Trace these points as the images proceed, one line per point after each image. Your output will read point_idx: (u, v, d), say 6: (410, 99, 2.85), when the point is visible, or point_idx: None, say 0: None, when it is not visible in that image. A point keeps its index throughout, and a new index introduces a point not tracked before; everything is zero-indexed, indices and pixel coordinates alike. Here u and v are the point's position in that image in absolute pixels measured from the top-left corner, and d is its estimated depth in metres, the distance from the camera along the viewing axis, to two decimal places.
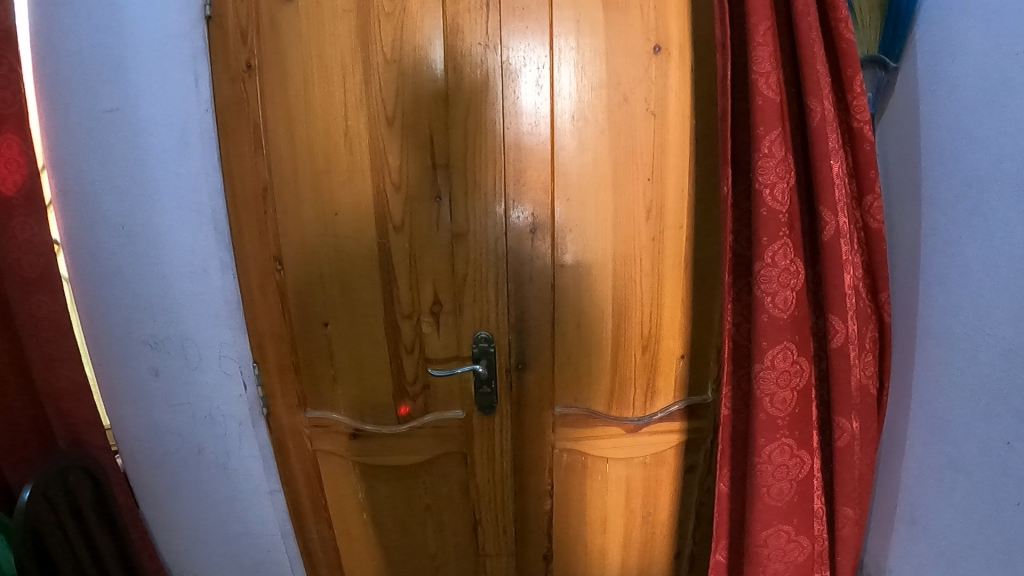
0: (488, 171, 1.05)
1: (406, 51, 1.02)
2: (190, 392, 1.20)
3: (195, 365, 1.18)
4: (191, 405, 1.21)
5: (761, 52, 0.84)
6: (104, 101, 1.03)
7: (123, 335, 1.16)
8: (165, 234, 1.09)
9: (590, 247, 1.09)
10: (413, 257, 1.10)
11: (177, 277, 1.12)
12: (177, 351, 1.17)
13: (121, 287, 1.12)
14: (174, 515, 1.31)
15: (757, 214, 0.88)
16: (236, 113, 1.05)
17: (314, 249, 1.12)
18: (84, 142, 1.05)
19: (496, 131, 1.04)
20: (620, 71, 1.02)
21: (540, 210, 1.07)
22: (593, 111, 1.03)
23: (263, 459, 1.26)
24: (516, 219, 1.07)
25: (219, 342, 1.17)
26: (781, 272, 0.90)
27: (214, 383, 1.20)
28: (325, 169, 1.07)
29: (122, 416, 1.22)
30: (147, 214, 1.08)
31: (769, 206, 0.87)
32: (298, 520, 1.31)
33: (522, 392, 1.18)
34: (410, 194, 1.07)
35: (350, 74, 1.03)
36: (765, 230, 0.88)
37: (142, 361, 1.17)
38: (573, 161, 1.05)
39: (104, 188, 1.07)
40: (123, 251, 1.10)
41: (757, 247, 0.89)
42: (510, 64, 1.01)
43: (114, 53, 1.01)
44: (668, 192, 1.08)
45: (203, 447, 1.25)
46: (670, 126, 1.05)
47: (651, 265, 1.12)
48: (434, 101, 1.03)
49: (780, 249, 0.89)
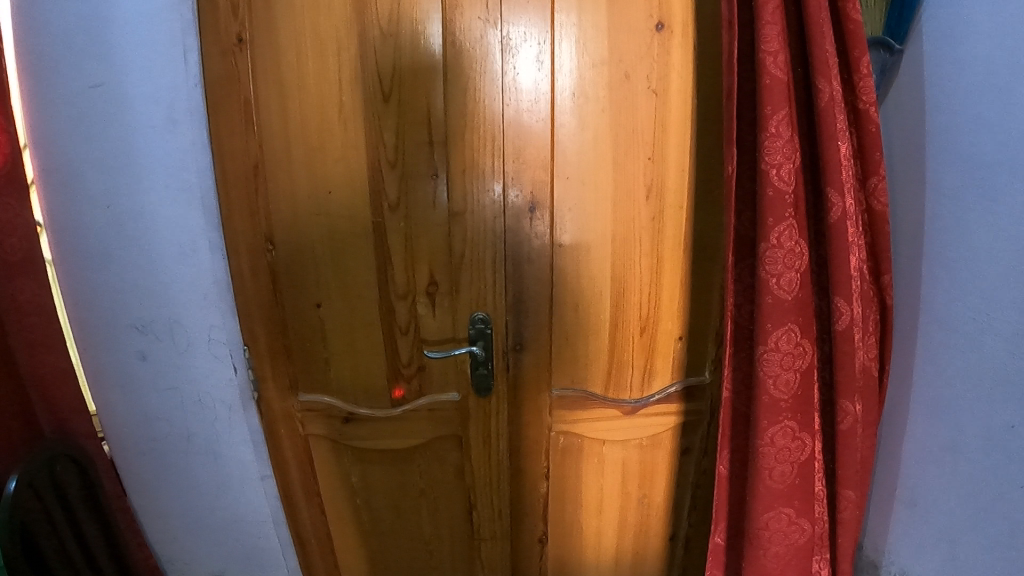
0: (487, 150, 1.03)
1: (403, 26, 0.98)
2: (179, 377, 1.18)
3: (184, 350, 1.16)
4: (180, 390, 1.19)
5: (768, 30, 0.83)
6: (90, 76, 0.99)
7: (110, 318, 1.13)
8: (153, 214, 1.06)
9: (589, 228, 1.08)
10: (409, 238, 1.08)
11: (164, 259, 1.09)
12: (165, 334, 1.14)
13: (107, 269, 1.10)
14: (163, 502, 1.29)
15: (763, 195, 0.87)
16: (226, 91, 1.03)
17: (308, 229, 1.09)
18: (70, 117, 1.01)
19: (494, 109, 1.01)
20: (621, 48, 1.00)
21: (538, 189, 1.05)
22: (594, 88, 1.01)
23: (255, 444, 1.24)
24: (513, 198, 1.05)
25: (208, 325, 1.14)
26: (786, 254, 0.88)
27: (203, 367, 1.17)
28: (318, 147, 1.04)
29: (109, 401, 1.20)
30: (134, 194, 1.05)
31: (776, 187, 0.86)
32: (290, 505, 1.29)
33: (519, 375, 1.17)
34: (407, 172, 1.04)
35: (344, 50, 1.00)
36: (770, 211, 0.87)
37: (129, 344, 1.15)
38: (572, 140, 1.03)
39: (89, 168, 1.04)
40: (108, 232, 1.07)
41: (762, 228, 0.88)
42: (510, 40, 0.98)
43: (100, 27, 0.97)
44: (669, 172, 1.06)
45: (193, 433, 1.22)
46: (671, 104, 1.03)
47: (650, 246, 1.10)
48: (432, 78, 1.00)
49: (785, 230, 0.87)
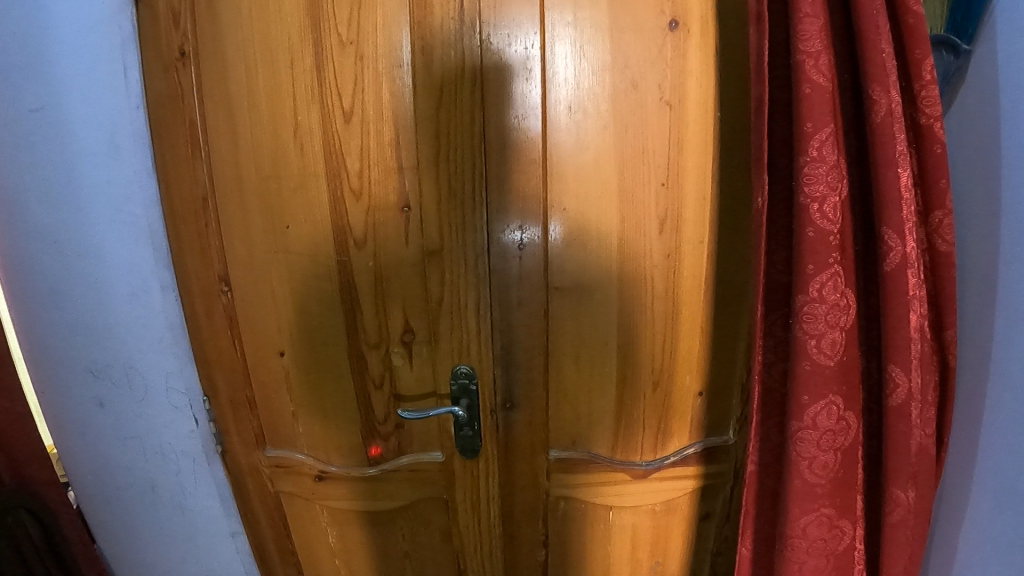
0: (469, 178, 0.86)
1: (367, 32, 0.82)
2: (138, 427, 1.04)
3: (142, 398, 1.02)
4: (140, 440, 1.05)
5: (808, 27, 0.70)
6: (27, 95, 0.85)
7: (63, 362, 1.00)
8: (100, 252, 0.93)
9: (592, 266, 0.91)
10: (380, 281, 0.91)
11: (116, 300, 0.95)
12: (121, 380, 1.01)
13: (56, 310, 0.96)
14: (132, 558, 1.14)
15: (802, 236, 0.74)
16: (171, 111, 0.88)
17: (265, 268, 0.94)
18: (4, 146, 0.88)
19: (476, 130, 0.84)
20: (627, 55, 0.84)
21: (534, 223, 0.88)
22: (595, 101, 0.85)
23: (223, 498, 1.10)
24: (504, 237, 0.88)
25: (166, 371, 1.01)
26: (828, 309, 0.76)
27: (163, 418, 1.04)
28: (273, 173, 0.89)
29: (68, 450, 1.06)
30: (80, 227, 0.91)
31: (818, 225, 0.73)
32: (264, 564, 1.16)
33: (510, 435, 1.01)
34: (373, 204, 0.87)
35: (297, 59, 0.84)
36: (811, 254, 0.74)
37: (85, 390, 1.01)
38: (569, 164, 0.86)
39: (31, 197, 0.90)
40: (55, 269, 0.93)
41: (801, 276, 0.75)
42: (492, 47, 0.82)
43: (36, 39, 0.84)
44: (687, 201, 0.90)
45: (157, 486, 1.08)
46: (688, 121, 0.87)
47: (664, 287, 0.94)
48: (400, 93, 0.84)
49: (828, 280, 0.75)
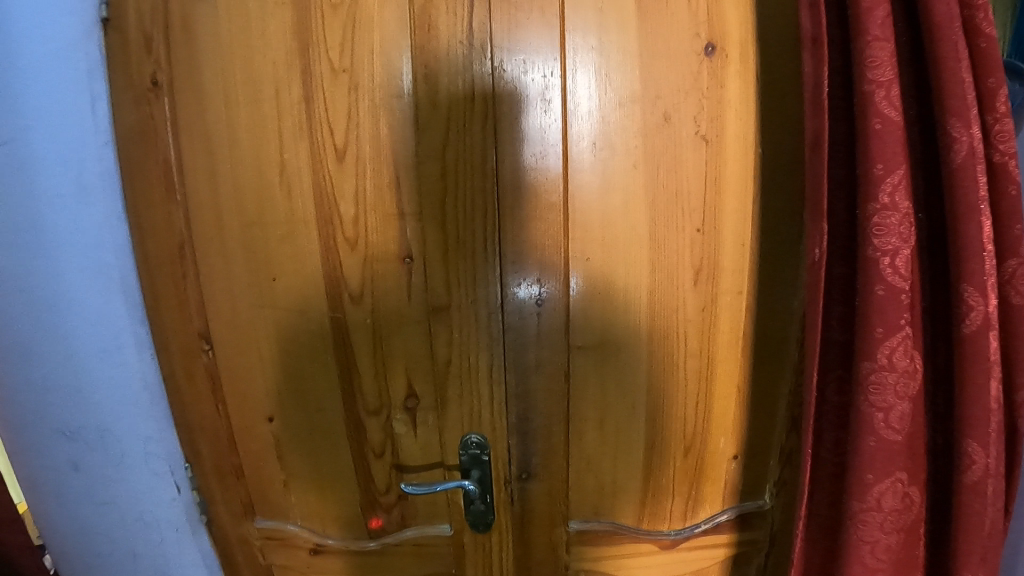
0: (479, 226, 0.76)
1: (361, 59, 0.72)
2: (117, 491, 0.92)
3: (119, 462, 0.91)
4: (118, 506, 0.94)
5: (879, 52, 0.64)
6: None
7: (31, 422, 0.89)
8: (71, 302, 0.83)
9: (619, 320, 0.81)
10: (379, 341, 0.80)
11: (88, 358, 0.86)
12: (96, 442, 0.90)
13: (23, 366, 0.85)
14: None
15: (870, 294, 0.67)
16: (142, 146, 0.78)
17: (251, 322, 0.83)
18: None
19: (488, 170, 0.74)
20: (660, 83, 0.74)
21: (535, 284, 0.78)
22: (622, 136, 0.74)
23: (208, 567, 0.99)
24: (517, 296, 0.78)
25: (143, 434, 0.91)
26: (899, 376, 0.68)
27: (143, 482, 0.93)
28: (257, 218, 0.77)
29: (39, 514, 0.95)
30: (48, 274, 0.81)
31: (889, 283, 0.66)
32: None
33: (526, 508, 0.90)
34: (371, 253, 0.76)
35: (284, 90, 0.73)
36: (880, 316, 0.67)
37: (57, 453, 0.90)
38: (594, 209, 0.76)
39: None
40: (21, 321, 0.83)
41: (868, 339, 0.68)
42: (504, 76, 0.72)
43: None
44: (724, 248, 0.80)
45: (138, 554, 0.97)
46: (727, 157, 0.77)
47: (698, 344, 0.84)
48: (401, 128, 0.73)
49: (899, 344, 0.67)
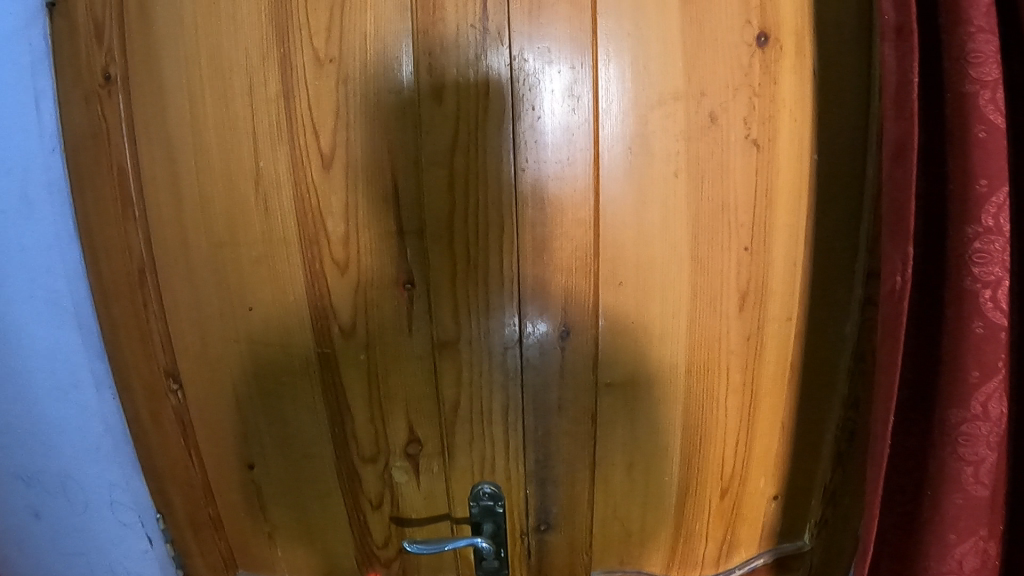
0: (488, 247, 0.61)
1: (352, 46, 0.58)
2: (81, 541, 0.87)
3: (83, 509, 0.86)
4: (86, 556, 0.88)
5: (985, 49, 0.56)
6: None
7: None
8: (26, 337, 0.77)
9: (655, 352, 0.67)
10: (375, 382, 0.66)
11: (43, 397, 0.80)
12: (58, 489, 0.85)
13: None
14: None
15: (967, 331, 0.61)
16: (94, 153, 0.67)
17: (223, 360, 0.71)
18: None
19: (504, 179, 0.59)
20: (706, 78, 0.61)
21: (555, 320, 0.63)
22: (664, 139, 0.61)
23: None
24: (532, 338, 0.64)
25: (108, 481, 0.84)
26: (991, 425, 0.63)
27: (109, 532, 0.86)
28: (230, 239, 0.65)
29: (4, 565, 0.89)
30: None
31: (988, 318, 0.60)
32: None
33: (544, 562, 0.77)
34: (366, 279, 0.62)
35: (258, 84, 0.60)
36: (977, 356, 0.61)
37: (19, 497, 0.85)
38: (628, 226, 0.62)
39: None
40: None
41: (963, 386, 0.62)
42: (522, 68, 0.58)
43: None
44: (774, 271, 0.68)
45: None
46: (779, 165, 0.65)
47: (741, 378, 0.71)
48: (400, 129, 0.59)
49: (995, 390, 0.62)
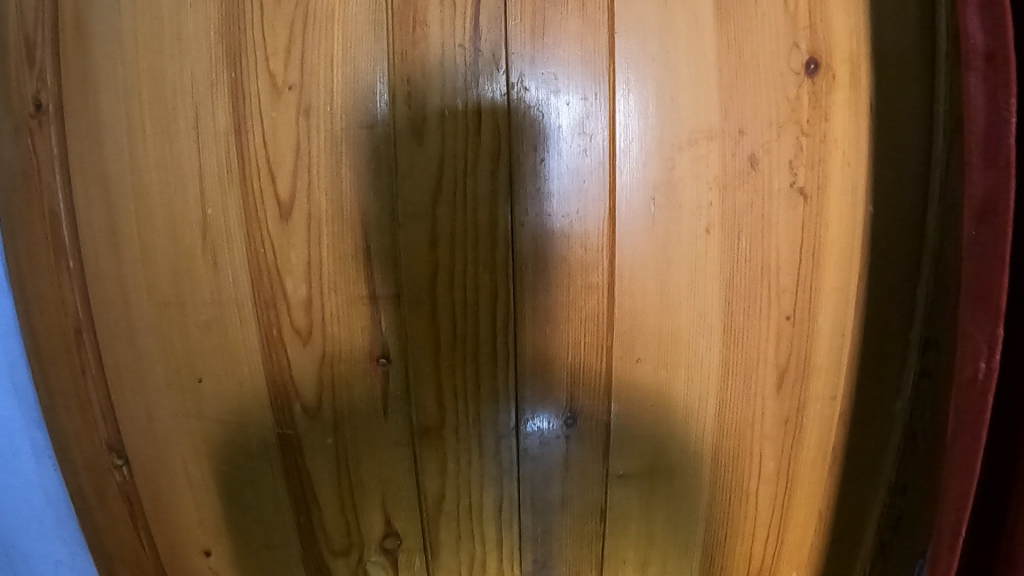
0: (477, 317, 0.50)
1: (315, 71, 0.48)
2: None
3: None
4: None
5: None
6: None
7: None
8: None
9: (678, 438, 0.56)
10: (344, 471, 0.56)
11: None
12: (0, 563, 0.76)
13: None
14: None
15: None
16: (22, 191, 0.56)
17: (172, 437, 0.60)
18: None
19: (498, 235, 0.48)
20: (747, 112, 0.50)
21: (558, 405, 0.52)
22: (694, 187, 0.50)
23: None
24: (531, 427, 0.52)
25: (53, 559, 0.74)
26: None
27: None
28: (174, 298, 0.54)
29: None
30: None
31: None
32: None
33: None
34: (332, 354, 0.51)
35: (204, 115, 0.50)
36: None
37: None
38: (650, 293, 0.51)
39: None
40: None
41: None
42: (525, 99, 0.47)
43: None
44: (819, 342, 0.56)
45: None
46: (829, 218, 0.54)
47: (774, 466, 0.59)
48: (374, 171, 0.48)
49: None
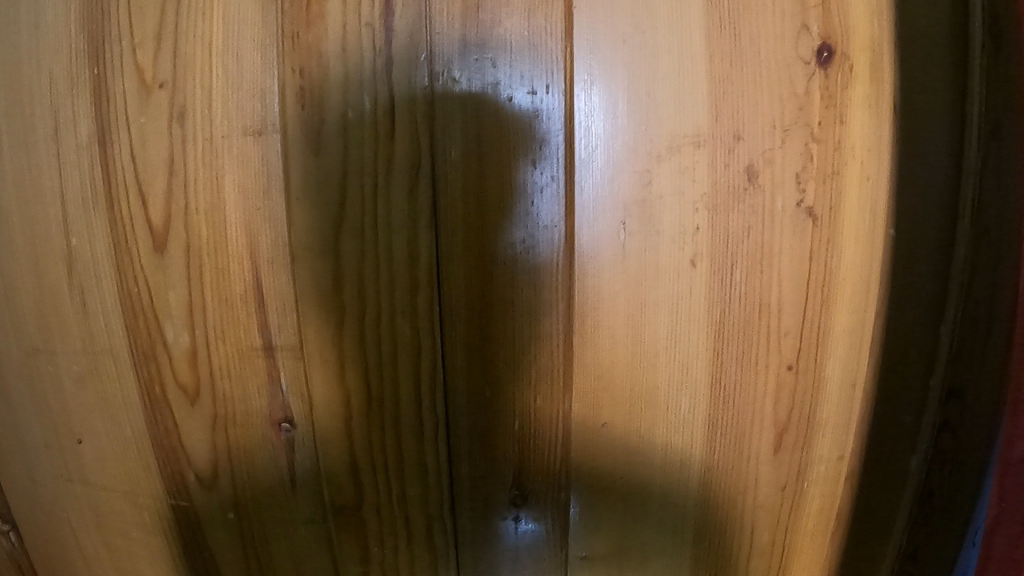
0: (396, 375, 0.42)
1: (191, 67, 0.40)
2: None
3: None
4: None
5: None
6: None
7: None
8: None
9: (656, 515, 0.46)
10: (253, 553, 0.47)
11: None
12: None
13: None
14: None
15: None
16: None
17: (55, 508, 0.49)
18: None
19: (421, 274, 0.40)
20: (743, 111, 0.40)
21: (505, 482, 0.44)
22: (677, 212, 0.40)
23: None
24: (472, 500, 0.44)
25: None
26: None
27: None
28: (45, 346, 0.45)
29: None
30: None
31: None
32: None
33: None
34: (226, 412, 0.43)
35: (65, 128, 0.42)
36: None
37: None
38: (620, 343, 0.42)
39: None
40: None
41: None
42: (446, 100, 0.38)
43: None
44: (827, 394, 0.46)
45: None
46: (843, 246, 0.43)
47: (769, 540, 0.48)
48: (265, 191, 0.40)
49: None
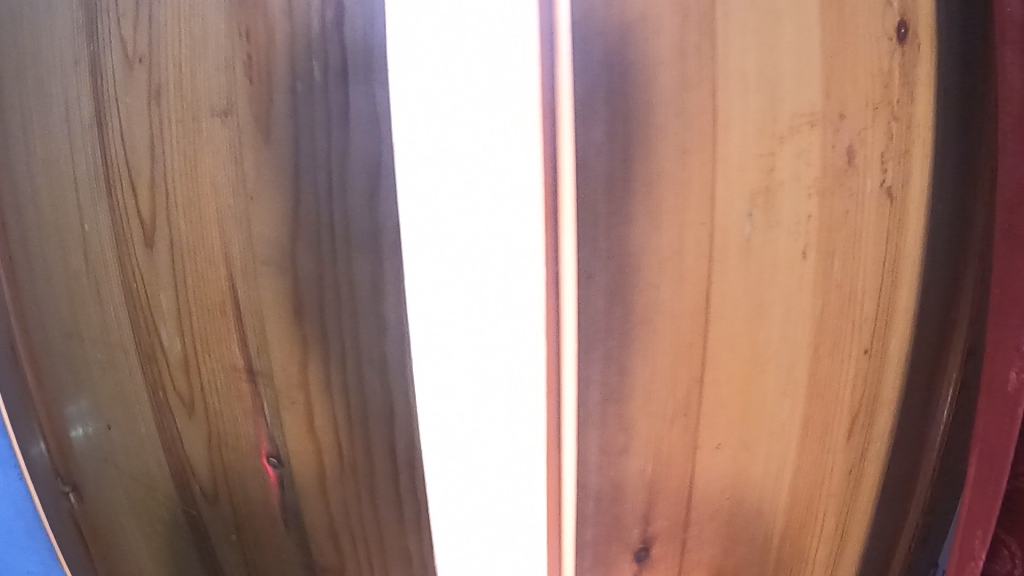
0: (359, 408, 0.41)
1: (163, 43, 0.39)
2: None
3: None
4: None
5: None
6: None
7: None
8: None
9: (750, 512, 0.45)
10: (252, 564, 0.51)
11: None
12: None
13: None
14: None
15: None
16: None
17: (97, 485, 0.54)
18: None
19: (496, 280, 0.38)
20: (848, 91, 0.38)
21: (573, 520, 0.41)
22: (789, 202, 0.38)
23: None
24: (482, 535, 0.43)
25: None
26: None
27: None
28: (75, 327, 0.49)
29: None
30: None
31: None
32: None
33: None
34: (217, 424, 0.46)
35: (75, 109, 0.43)
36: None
37: None
38: (739, 346, 0.41)
39: None
40: None
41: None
42: (540, 94, 0.34)
43: None
44: (891, 376, 0.45)
45: None
46: (910, 226, 0.42)
47: (836, 523, 0.48)
48: (240, 193, 0.40)
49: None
